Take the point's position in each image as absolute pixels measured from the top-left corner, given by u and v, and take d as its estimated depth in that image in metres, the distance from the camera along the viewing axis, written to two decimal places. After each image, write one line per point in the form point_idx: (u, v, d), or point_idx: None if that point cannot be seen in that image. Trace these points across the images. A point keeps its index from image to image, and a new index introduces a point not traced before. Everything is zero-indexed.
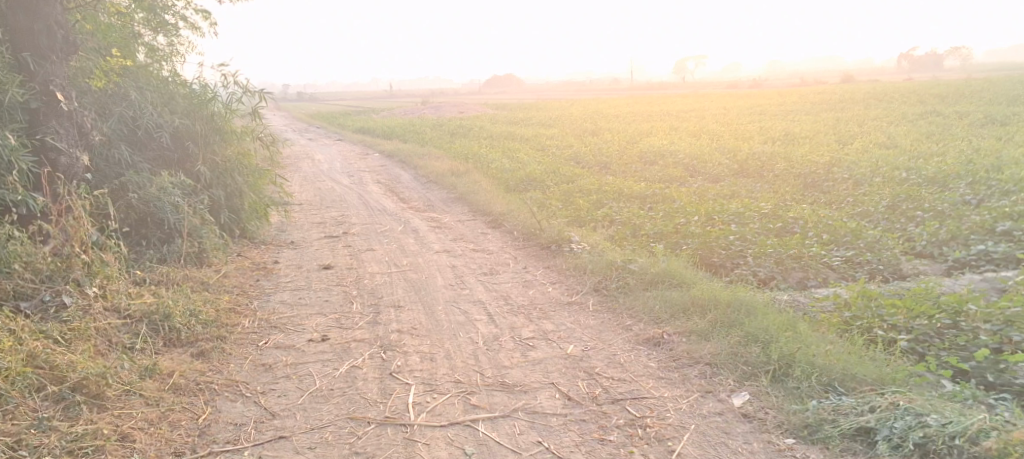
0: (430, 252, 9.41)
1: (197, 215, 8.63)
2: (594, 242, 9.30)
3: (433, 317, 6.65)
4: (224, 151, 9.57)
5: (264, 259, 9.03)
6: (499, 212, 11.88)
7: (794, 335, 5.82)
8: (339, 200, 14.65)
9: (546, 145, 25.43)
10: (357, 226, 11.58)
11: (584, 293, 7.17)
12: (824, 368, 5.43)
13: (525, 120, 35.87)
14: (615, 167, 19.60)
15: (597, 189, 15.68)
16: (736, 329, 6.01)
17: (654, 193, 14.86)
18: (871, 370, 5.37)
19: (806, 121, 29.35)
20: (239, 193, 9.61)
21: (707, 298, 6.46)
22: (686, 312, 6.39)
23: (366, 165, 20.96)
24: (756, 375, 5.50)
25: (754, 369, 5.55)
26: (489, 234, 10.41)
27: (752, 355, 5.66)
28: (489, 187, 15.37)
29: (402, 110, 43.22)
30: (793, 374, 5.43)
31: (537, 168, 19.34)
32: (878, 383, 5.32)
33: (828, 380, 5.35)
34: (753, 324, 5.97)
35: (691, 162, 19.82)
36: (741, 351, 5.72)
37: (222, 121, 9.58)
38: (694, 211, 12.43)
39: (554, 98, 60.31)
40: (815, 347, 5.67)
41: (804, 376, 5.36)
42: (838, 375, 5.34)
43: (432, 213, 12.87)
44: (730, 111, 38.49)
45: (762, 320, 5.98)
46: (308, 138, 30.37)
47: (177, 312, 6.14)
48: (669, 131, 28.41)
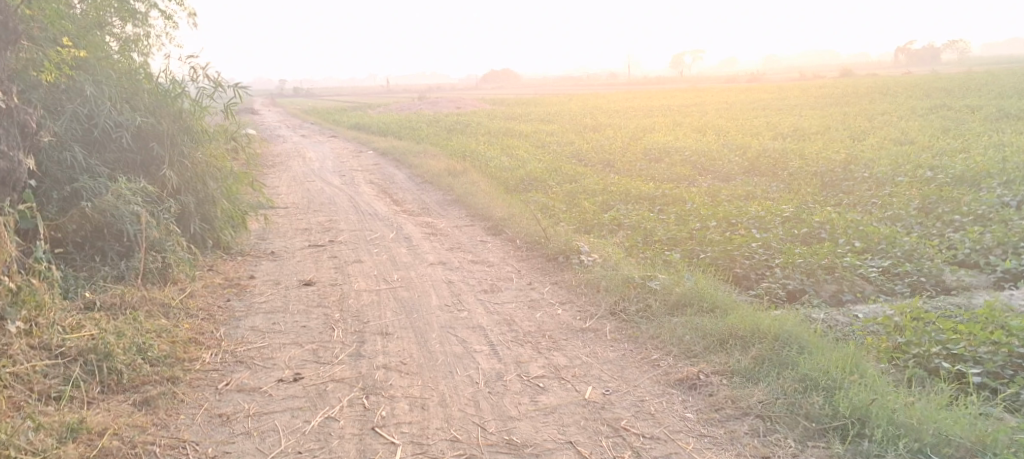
0: (424, 265, 8.51)
1: (161, 227, 7.68)
2: (606, 252, 8.40)
3: (426, 347, 5.75)
4: (195, 153, 8.65)
5: (238, 274, 8.12)
6: (500, 216, 10.97)
7: (861, 380, 4.97)
8: (328, 202, 13.74)
9: (546, 141, 24.54)
10: (345, 232, 10.67)
11: (599, 317, 6.28)
12: (910, 428, 4.59)
13: (524, 116, 35.02)
14: (619, 165, 18.68)
15: (602, 189, 14.78)
16: (787, 370, 5.14)
17: (663, 193, 13.97)
18: (968, 432, 4.54)
19: (814, 115, 28.47)
20: (211, 199, 8.68)
21: (749, 330, 5.58)
22: (723, 346, 5.52)
23: (360, 164, 20.04)
24: (824, 435, 4.67)
25: (820, 427, 4.71)
26: (489, 243, 9.50)
27: (815, 406, 4.81)
28: (488, 188, 14.47)
29: (398, 106, 42.29)
30: (871, 434, 4.59)
31: (537, 167, 18.44)
32: (977, 448, 4.50)
33: (919, 444, 4.51)
34: (809, 367, 5.10)
35: (699, 160, 18.92)
36: (799, 402, 4.87)
37: (191, 121, 8.66)
38: (710, 214, 11.52)
39: (552, 93, 59.45)
40: (892, 398, 4.81)
41: (888, 440, 4.52)
42: (931, 438, 4.51)
43: (427, 217, 11.97)
44: (733, 106, 37.67)
45: (819, 360, 5.13)
46: (300, 135, 29.43)
47: (119, 349, 5.20)
48: (672, 126, 27.54)
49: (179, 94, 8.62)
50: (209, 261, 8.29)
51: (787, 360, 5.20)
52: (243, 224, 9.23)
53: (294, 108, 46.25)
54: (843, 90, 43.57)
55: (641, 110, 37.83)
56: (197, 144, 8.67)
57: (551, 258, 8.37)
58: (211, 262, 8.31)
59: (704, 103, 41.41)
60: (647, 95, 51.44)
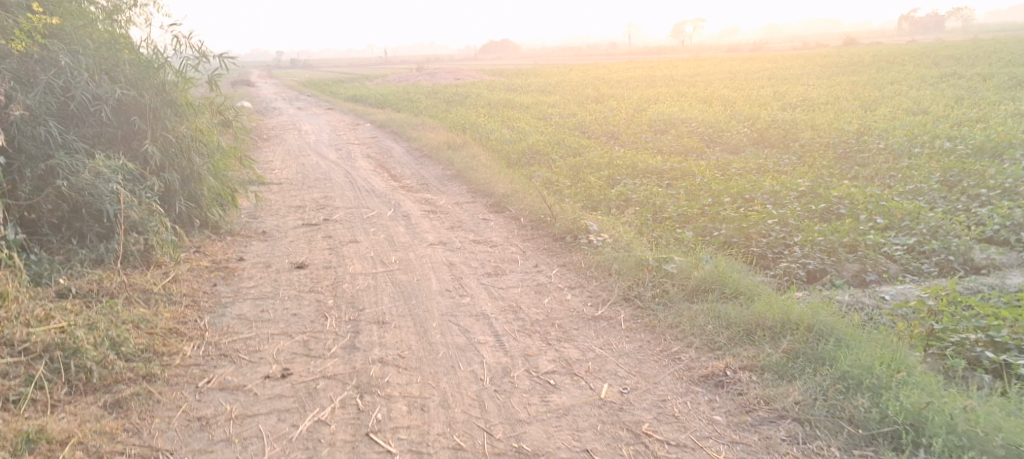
0: (423, 245, 8.07)
1: (144, 206, 7.21)
2: (616, 231, 7.96)
3: (425, 338, 5.34)
4: (181, 127, 8.15)
5: (227, 256, 7.70)
6: (502, 193, 10.51)
7: (909, 379, 4.62)
8: (323, 178, 13.27)
9: (548, 113, 24.00)
10: (341, 210, 10.22)
11: (612, 303, 5.88)
12: (970, 434, 4.24)
13: (524, 87, 34.39)
14: (623, 137, 18.17)
15: (607, 163, 14.29)
16: (825, 367, 4.80)
17: (671, 167, 13.48)
18: None
19: (821, 85, 27.87)
20: (197, 177, 8.20)
21: (780, 321, 5.24)
22: (751, 337, 5.17)
23: (357, 138, 19.53)
24: (872, 442, 4.34)
25: (868, 432, 4.38)
26: (492, 221, 9.05)
27: (860, 409, 4.48)
28: (489, 162, 13.97)
29: (396, 77, 41.60)
30: (928, 441, 4.24)
31: (539, 139, 17.95)
32: None
33: (981, 453, 4.17)
34: (851, 363, 4.75)
35: (706, 131, 18.40)
36: (842, 404, 4.54)
37: (176, 95, 8.16)
38: (722, 189, 11.04)
39: (552, 64, 58.66)
40: (946, 400, 4.47)
41: (947, 448, 4.17)
42: (996, 447, 4.15)
43: (427, 193, 11.50)
44: (737, 76, 36.96)
45: (860, 356, 4.78)
46: (297, 107, 28.87)
47: (89, 344, 4.81)
48: (677, 97, 26.95)
49: (161, 65, 8.09)
50: (196, 242, 7.86)
51: (829, 355, 4.84)
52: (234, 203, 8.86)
53: (292, 80, 45.56)
54: (847, 59, 42.88)
55: (643, 80, 37.16)
56: (181, 118, 8.17)
57: (558, 238, 7.92)
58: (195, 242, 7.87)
59: (707, 73, 40.73)
60: (649, 65, 50.69)
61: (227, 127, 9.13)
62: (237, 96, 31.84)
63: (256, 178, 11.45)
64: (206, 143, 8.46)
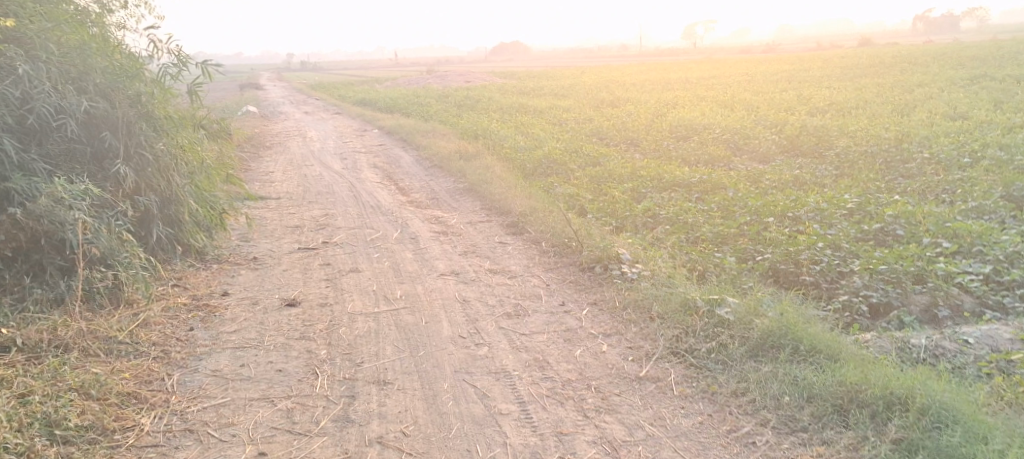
0: (433, 276, 7.17)
1: (115, 235, 6.25)
2: (651, 260, 7.04)
3: (434, 405, 4.56)
4: (163, 143, 7.24)
5: (213, 288, 6.83)
6: (520, 212, 9.60)
7: None
8: (326, 191, 12.38)
9: (563, 118, 23.05)
10: (343, 230, 9.31)
11: (657, 359, 5.07)
12: None
13: (537, 90, 33.45)
14: (644, 145, 17.22)
15: (630, 177, 13.35)
16: None
17: (700, 178, 12.51)
18: None
19: (845, 88, 26.77)
20: (176, 198, 7.27)
21: (881, 398, 4.49)
22: (848, 418, 4.43)
23: (364, 146, 18.63)
24: None
25: None
26: (509, 246, 8.13)
27: None
28: (504, 174, 13.05)
29: (407, 80, 40.70)
30: None
31: (556, 148, 17.02)
32: None
33: None
34: None
35: (732, 139, 17.42)
36: None
37: (156, 106, 7.29)
38: (760, 205, 10.08)
39: (563, 66, 57.74)
40: None
41: None
42: None
43: (437, 210, 10.58)
44: (755, 78, 35.87)
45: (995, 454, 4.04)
46: (304, 112, 28.02)
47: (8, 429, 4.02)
48: (696, 101, 25.93)
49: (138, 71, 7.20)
50: (177, 271, 6.99)
51: (960, 452, 4.05)
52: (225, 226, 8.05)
53: (302, 83, 44.76)
54: (867, 60, 41.73)
55: (658, 83, 36.13)
56: (162, 133, 7.30)
57: (586, 269, 7.01)
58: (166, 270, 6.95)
59: (723, 75, 39.65)
60: (664, 67, 49.66)
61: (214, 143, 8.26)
62: (243, 101, 31.00)
63: (251, 195, 10.58)
64: (189, 159, 7.57)
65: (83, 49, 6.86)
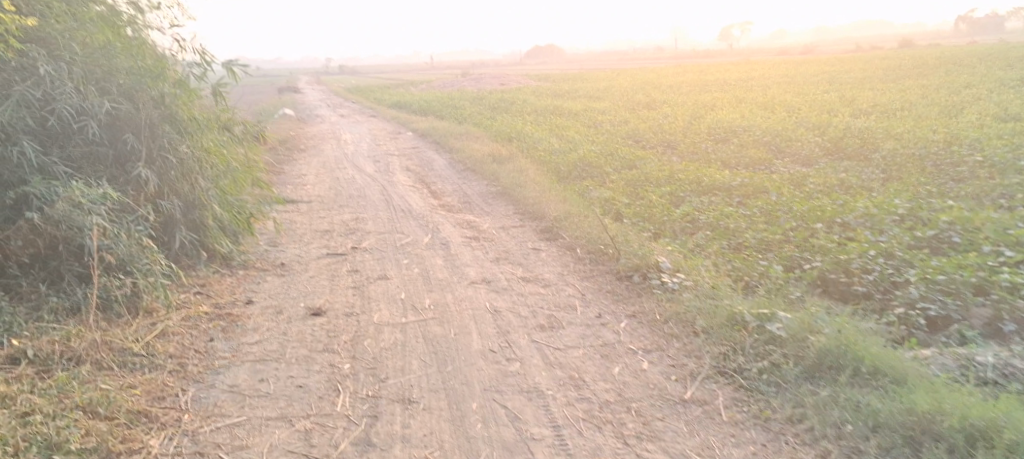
0: (463, 284, 6.87)
1: (135, 241, 6.06)
2: (693, 268, 6.66)
3: (462, 428, 4.27)
4: (187, 145, 7.02)
5: (236, 295, 6.60)
6: (555, 217, 9.27)
7: None
8: (357, 195, 12.16)
9: (598, 121, 22.67)
10: (372, 235, 9.06)
11: (702, 379, 4.77)
12: None
13: (572, 92, 33.10)
14: (682, 148, 16.77)
15: (668, 180, 12.94)
16: None
17: (741, 181, 12.07)
18: None
19: (889, 88, 26.03)
20: (199, 203, 7.06)
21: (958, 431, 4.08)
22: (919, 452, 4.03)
23: (397, 148, 18.44)
24: None
25: None
26: (543, 253, 7.80)
27: None
28: (538, 178, 12.73)
29: (441, 83, 40.60)
30: None
31: (591, 150, 16.66)
32: None
33: None
34: None
35: (773, 141, 16.90)
36: None
37: (181, 107, 7.09)
38: (806, 209, 9.63)
39: (598, 68, 57.31)
40: None
41: None
42: None
43: (469, 214, 10.29)
44: (794, 80, 35.14)
45: None
46: (339, 115, 27.99)
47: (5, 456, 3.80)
48: (734, 103, 25.37)
49: (161, 70, 6.97)
50: (200, 277, 6.78)
51: None
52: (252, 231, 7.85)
53: (337, 86, 44.93)
54: (911, 61, 40.70)
55: (695, 85, 35.56)
56: (186, 135, 7.09)
57: (624, 277, 6.66)
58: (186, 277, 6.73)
59: (762, 77, 38.92)
60: (700, 68, 48.97)
61: (241, 144, 8.06)
62: (279, 104, 31.06)
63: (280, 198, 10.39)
64: (215, 160, 7.35)
65: (108, 48, 6.68)
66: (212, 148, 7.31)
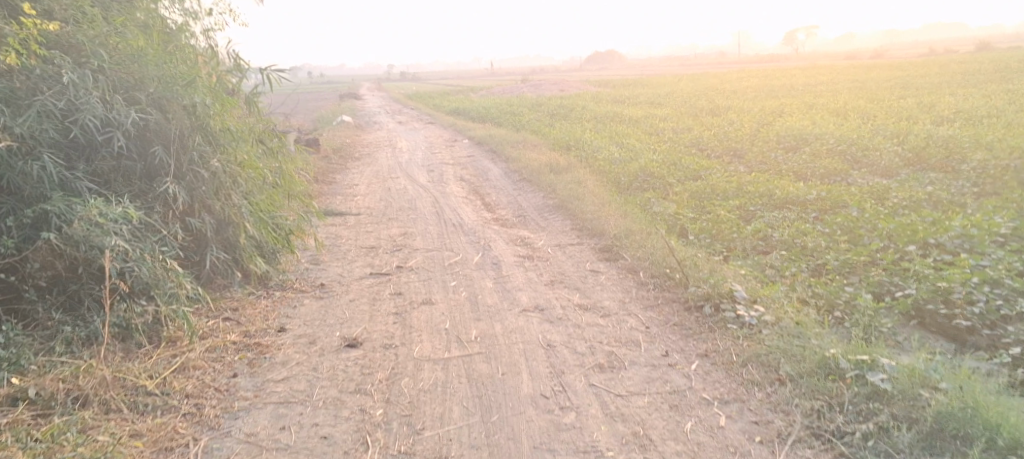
0: (514, 312, 6.25)
1: (160, 262, 5.59)
2: (772, 299, 5.89)
3: None
4: (219, 159, 6.57)
5: (270, 321, 6.12)
6: (615, 235, 8.58)
7: None
8: (407, 207, 11.66)
9: (661, 128, 21.85)
10: (419, 252, 8.51)
11: (793, 441, 4.16)
12: None
13: (633, 98, 32.27)
14: (750, 157, 15.89)
15: (736, 193, 12.12)
16: None
17: (817, 195, 11.18)
18: None
19: (973, 93, 24.53)
20: (233, 220, 6.58)
21: None
22: None
23: (452, 157, 17.95)
24: None
25: None
26: (602, 276, 7.13)
27: None
28: (597, 190, 12.05)
29: (500, 89, 40.19)
30: None
31: (653, 160, 15.90)
32: None
33: None
34: None
35: (848, 150, 15.89)
36: None
37: (215, 117, 6.65)
38: (894, 227, 8.73)
39: (659, 74, 56.25)
40: None
41: None
42: None
43: (523, 230, 9.67)
44: (866, 85, 33.65)
45: None
46: (396, 121, 27.74)
47: None
48: (804, 109, 24.24)
49: (194, 79, 6.55)
50: (232, 301, 6.34)
51: None
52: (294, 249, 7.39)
53: (396, 92, 44.91)
54: (992, 64, 38.67)
55: (760, 90, 34.38)
56: (219, 148, 6.65)
57: (693, 308, 5.95)
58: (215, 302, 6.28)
59: (831, 82, 37.47)
60: (766, 73, 47.54)
61: (280, 157, 7.60)
62: (338, 111, 31.01)
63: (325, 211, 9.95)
64: (249, 174, 6.91)
65: (138, 55, 6.27)
66: (247, 161, 6.87)
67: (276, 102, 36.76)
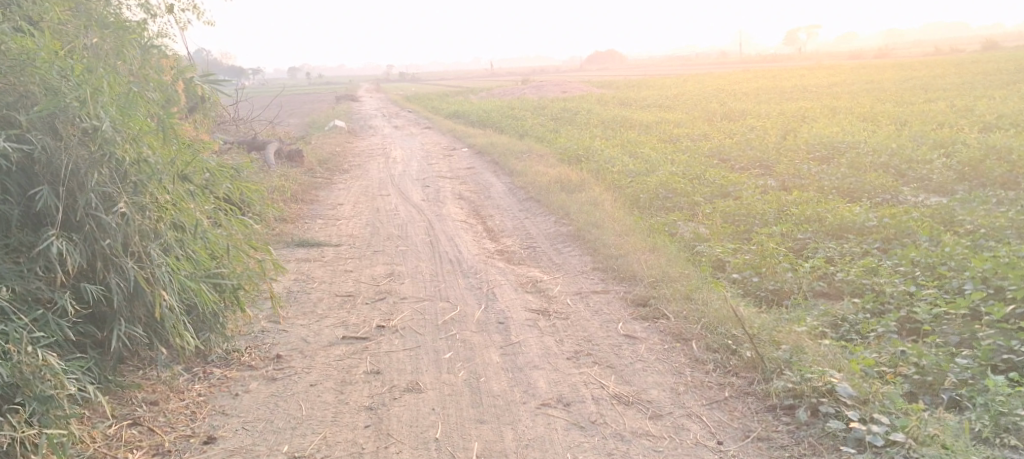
0: (528, 408, 4.72)
1: (28, 358, 4.02)
2: (878, 391, 4.47)
3: None
4: (130, 200, 4.82)
5: (197, 423, 4.57)
6: (650, 284, 6.97)
7: None
8: (397, 234, 10.07)
9: (676, 134, 20.25)
10: (408, 304, 6.91)
11: None
12: None
13: (641, 100, 30.67)
14: (781, 170, 14.30)
15: (777, 217, 10.51)
16: None
17: (877, 220, 9.54)
18: None
19: (1010, 96, 22.86)
20: (150, 286, 4.82)
21: None
22: None
23: (450, 169, 16.31)
24: None
25: None
26: (640, 347, 5.54)
27: None
28: (617, 214, 10.44)
29: (501, 91, 38.52)
30: None
31: (674, 173, 14.28)
32: None
33: None
34: None
35: (892, 161, 14.27)
36: None
37: (124, 148, 4.87)
38: (991, 268, 7.12)
39: (663, 74, 54.64)
40: None
41: None
42: None
43: (532, 269, 8.06)
44: (887, 86, 31.99)
45: None
46: (393, 126, 26.14)
47: None
48: (828, 113, 22.63)
49: (99, 94, 4.88)
50: (154, 391, 4.82)
51: None
52: (244, 308, 5.82)
53: (395, 94, 43.27)
54: (1015, 63, 36.99)
55: (773, 92, 32.76)
56: (134, 186, 4.89)
57: (780, 410, 4.58)
58: (122, 394, 4.73)
59: (847, 83, 35.88)
60: (776, 74, 45.96)
61: (214, 194, 6.09)
62: (330, 115, 29.32)
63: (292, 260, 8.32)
64: (174, 220, 5.17)
65: (22, 63, 4.68)
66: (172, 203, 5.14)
67: (266, 104, 35.06)
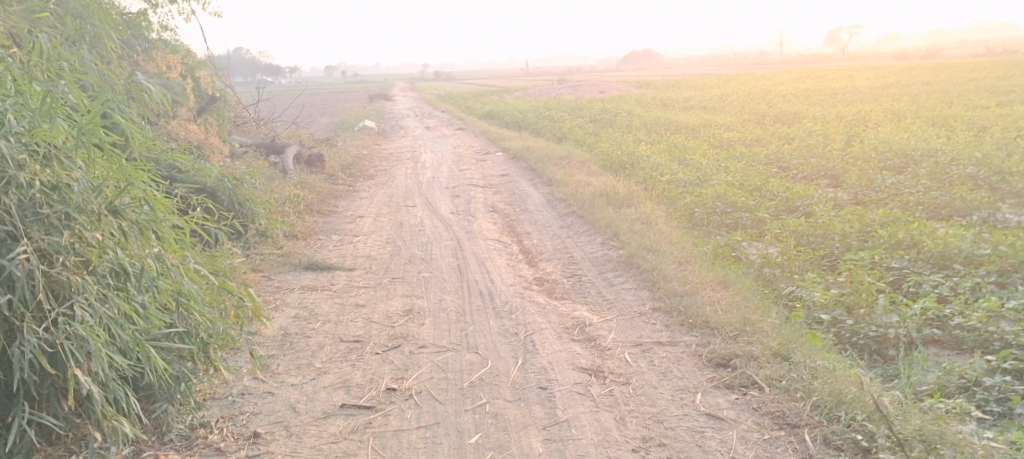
0: None
1: None
2: None
3: None
4: (37, 240, 3.82)
5: None
6: (728, 338, 5.59)
7: None
8: (420, 254, 8.79)
9: (727, 138, 18.71)
10: (428, 354, 5.61)
11: None
12: None
13: (685, 102, 29.09)
14: (852, 180, 12.75)
15: (860, 239, 9.03)
16: None
17: (987, 248, 8.02)
18: None
19: None
20: (63, 356, 3.75)
21: None
22: None
23: (482, 176, 15.01)
24: None
25: None
26: (730, 436, 4.36)
27: None
28: (673, 235, 9.02)
29: (535, 91, 37.07)
30: None
31: (731, 183, 12.83)
32: None
33: None
34: None
35: (980, 172, 12.63)
36: None
37: (35, 173, 3.90)
38: None
39: (704, 75, 52.85)
40: None
41: None
42: None
43: (579, 307, 6.70)
44: (947, 87, 29.98)
45: None
46: (424, 127, 24.90)
47: None
48: (892, 117, 20.91)
49: (5, 110, 3.98)
50: None
51: None
52: (226, 376, 4.70)
53: (427, 93, 42.11)
54: None
55: (824, 94, 30.93)
56: (48, 224, 3.89)
57: None
58: None
59: (903, 83, 33.97)
60: (823, 75, 44.04)
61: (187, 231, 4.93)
62: (359, 115, 28.11)
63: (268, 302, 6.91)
64: (110, 264, 4.03)
65: None
66: (105, 242, 4.03)
67: (295, 104, 34.11)
